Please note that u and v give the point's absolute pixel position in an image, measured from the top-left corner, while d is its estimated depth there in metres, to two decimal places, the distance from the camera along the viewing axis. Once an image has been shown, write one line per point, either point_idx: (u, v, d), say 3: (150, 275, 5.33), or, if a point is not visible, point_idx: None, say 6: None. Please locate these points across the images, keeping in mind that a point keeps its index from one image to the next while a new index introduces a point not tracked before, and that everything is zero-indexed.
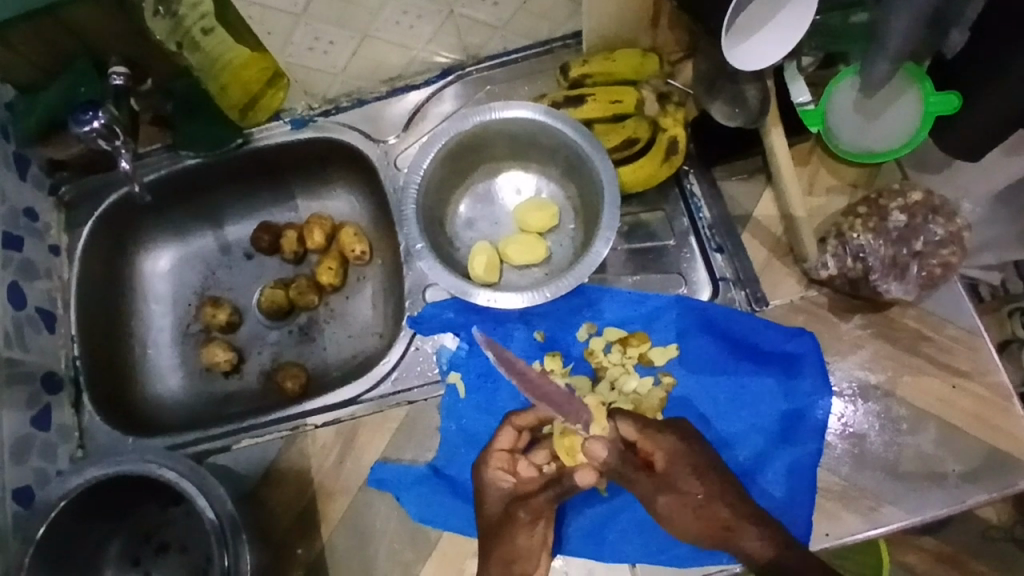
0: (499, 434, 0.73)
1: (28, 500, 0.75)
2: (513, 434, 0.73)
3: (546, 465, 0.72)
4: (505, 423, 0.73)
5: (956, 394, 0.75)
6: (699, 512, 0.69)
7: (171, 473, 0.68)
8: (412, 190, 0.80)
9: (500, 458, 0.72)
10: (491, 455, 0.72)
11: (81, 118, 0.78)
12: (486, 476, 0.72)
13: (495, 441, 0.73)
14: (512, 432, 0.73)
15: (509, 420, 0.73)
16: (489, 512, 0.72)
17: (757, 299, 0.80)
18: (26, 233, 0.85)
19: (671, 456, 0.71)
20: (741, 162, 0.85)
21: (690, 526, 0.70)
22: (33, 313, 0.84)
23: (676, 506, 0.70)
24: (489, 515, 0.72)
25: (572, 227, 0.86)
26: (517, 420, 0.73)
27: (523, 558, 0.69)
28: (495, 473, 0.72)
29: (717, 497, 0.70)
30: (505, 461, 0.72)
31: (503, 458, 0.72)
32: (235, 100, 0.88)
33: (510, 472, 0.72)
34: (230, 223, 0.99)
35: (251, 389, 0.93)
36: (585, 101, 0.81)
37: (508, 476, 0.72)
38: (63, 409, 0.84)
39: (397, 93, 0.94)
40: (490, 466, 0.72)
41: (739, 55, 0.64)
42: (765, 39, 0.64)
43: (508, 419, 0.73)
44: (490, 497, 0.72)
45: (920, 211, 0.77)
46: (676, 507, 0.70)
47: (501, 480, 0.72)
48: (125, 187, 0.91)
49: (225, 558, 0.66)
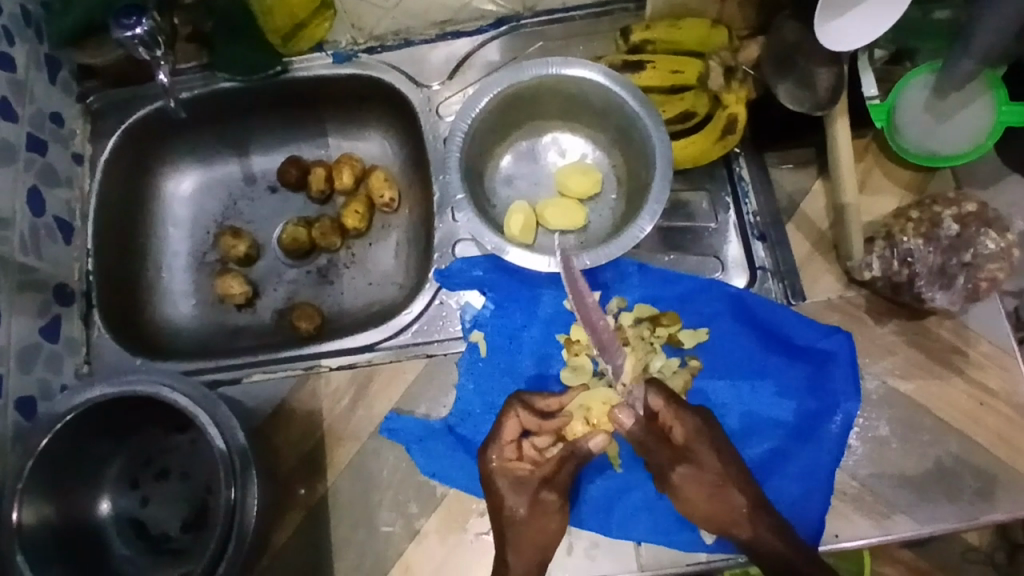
0: (505, 425, 0.71)
1: (33, 411, 0.73)
2: (518, 425, 0.71)
3: (551, 447, 0.72)
4: (507, 411, 0.71)
5: (982, 411, 0.74)
6: (713, 497, 0.68)
7: (183, 397, 0.67)
8: (458, 137, 0.78)
9: (509, 449, 0.71)
10: (501, 446, 0.70)
11: (123, 22, 0.73)
12: (494, 463, 0.70)
13: (501, 433, 0.71)
14: (518, 422, 0.72)
15: (513, 408, 0.72)
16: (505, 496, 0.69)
17: (794, 293, 0.78)
18: (51, 138, 0.82)
19: (691, 434, 0.70)
20: (793, 151, 0.83)
21: (703, 508, 0.68)
22: (51, 222, 0.81)
23: (690, 487, 0.69)
24: (513, 502, 0.69)
25: (613, 197, 0.84)
26: (522, 411, 0.72)
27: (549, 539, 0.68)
28: (508, 464, 0.70)
29: (732, 481, 0.69)
30: (514, 450, 0.71)
31: (512, 449, 0.71)
32: (279, 25, 0.85)
33: (522, 460, 0.71)
34: (257, 153, 0.96)
35: (262, 325, 0.90)
36: (643, 68, 0.79)
37: (520, 464, 0.70)
38: (73, 322, 0.82)
39: (446, 38, 0.90)
40: (500, 455, 0.71)
41: (837, 36, 0.64)
42: (852, 19, 0.63)
43: (512, 408, 0.71)
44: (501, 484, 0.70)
45: (974, 222, 0.74)
46: (691, 487, 0.69)
47: (518, 470, 0.70)
48: (159, 101, 0.88)
49: (231, 490, 0.65)
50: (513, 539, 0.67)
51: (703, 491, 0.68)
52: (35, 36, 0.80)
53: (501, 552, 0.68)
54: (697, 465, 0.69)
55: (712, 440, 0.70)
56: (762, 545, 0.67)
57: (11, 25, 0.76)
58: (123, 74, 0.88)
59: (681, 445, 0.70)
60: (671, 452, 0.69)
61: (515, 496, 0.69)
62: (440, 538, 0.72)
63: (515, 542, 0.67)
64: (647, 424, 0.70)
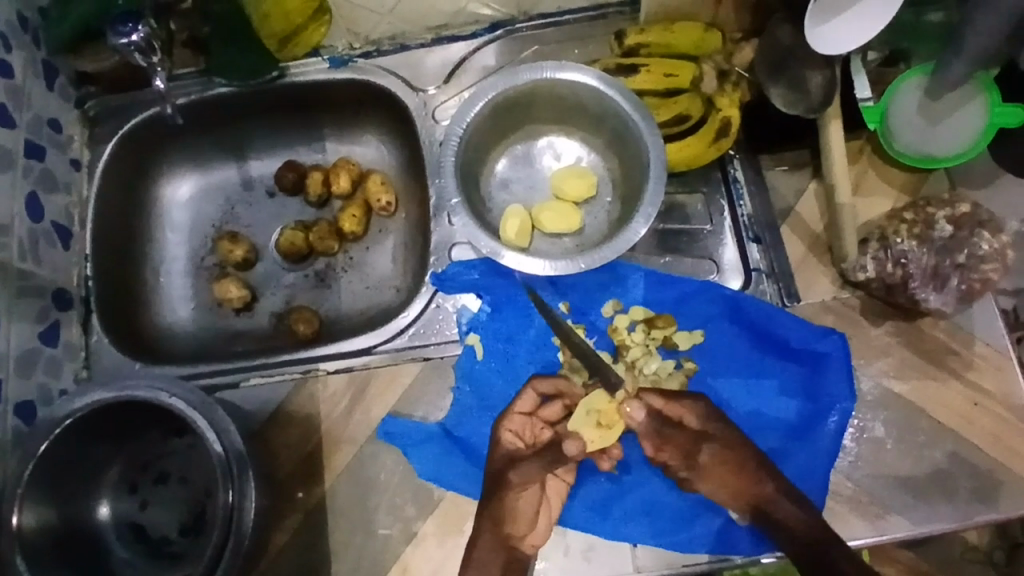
0: (521, 397, 0.76)
1: (31, 416, 0.73)
2: (534, 399, 0.76)
3: (559, 424, 0.75)
4: (527, 386, 0.77)
5: (977, 412, 0.74)
6: (736, 476, 0.72)
7: (180, 402, 0.67)
8: (453, 142, 0.78)
9: (517, 422, 0.75)
10: (510, 416, 0.75)
11: (120, 29, 0.74)
12: (500, 435, 0.75)
13: (515, 403, 0.76)
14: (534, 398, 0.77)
15: (532, 384, 0.77)
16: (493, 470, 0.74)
17: (788, 294, 0.79)
18: (49, 144, 0.83)
19: (699, 416, 0.74)
20: (789, 153, 0.83)
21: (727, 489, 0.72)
22: (49, 228, 0.82)
23: (703, 472, 0.73)
24: (512, 477, 0.73)
25: (609, 200, 0.84)
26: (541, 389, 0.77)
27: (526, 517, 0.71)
28: (513, 435, 0.75)
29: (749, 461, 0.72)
30: (521, 423, 0.75)
31: (520, 421, 0.76)
32: (275, 30, 0.85)
33: (523, 435, 0.75)
34: (255, 157, 0.96)
35: (260, 329, 0.91)
36: (639, 72, 0.80)
37: (523, 438, 0.75)
38: (72, 327, 0.82)
39: (442, 42, 0.90)
40: (505, 428, 0.75)
41: (828, 41, 0.65)
42: (867, 9, 0.63)
43: (531, 383, 0.77)
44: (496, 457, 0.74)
45: (967, 224, 0.75)
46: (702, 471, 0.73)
47: (513, 442, 0.75)
48: (157, 107, 0.89)
49: (230, 494, 0.66)
50: (506, 509, 0.71)
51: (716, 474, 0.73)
52: (33, 42, 0.81)
53: (489, 522, 0.71)
54: (712, 449, 0.73)
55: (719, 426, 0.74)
56: (788, 521, 0.69)
57: (9, 32, 0.77)
58: (120, 79, 0.88)
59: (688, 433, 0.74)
60: (685, 442, 0.73)
61: (513, 469, 0.74)
62: (437, 542, 0.72)
63: (509, 509, 0.71)
64: (655, 418, 0.74)
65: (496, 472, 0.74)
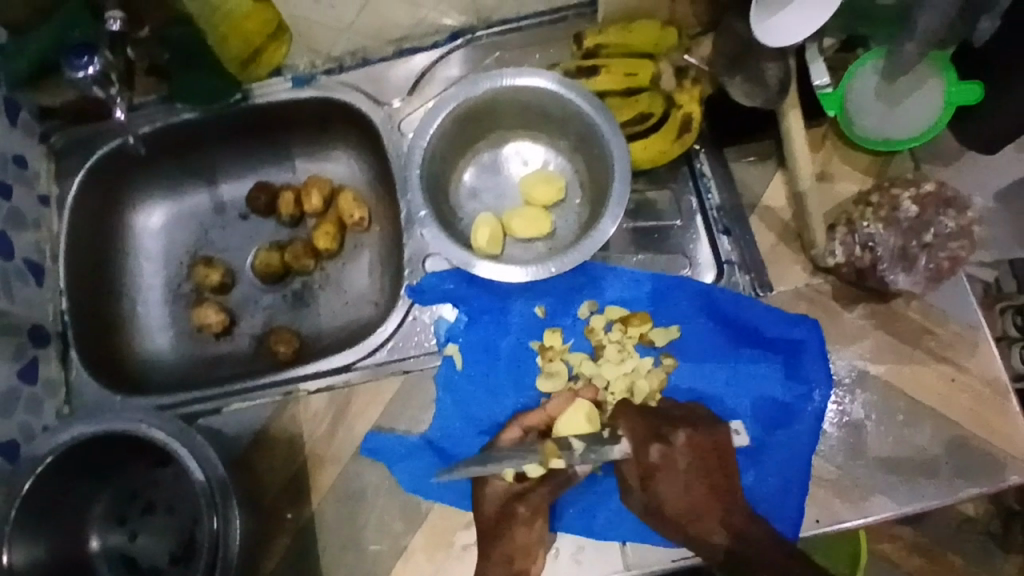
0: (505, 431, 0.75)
1: (14, 454, 0.73)
2: (520, 433, 0.75)
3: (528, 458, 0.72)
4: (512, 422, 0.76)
5: (955, 388, 0.75)
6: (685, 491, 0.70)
7: (160, 433, 0.67)
8: (417, 154, 0.79)
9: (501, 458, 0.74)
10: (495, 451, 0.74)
11: (75, 63, 0.73)
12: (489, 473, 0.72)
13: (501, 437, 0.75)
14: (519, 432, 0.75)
15: (517, 419, 0.76)
16: (486, 513, 0.71)
17: (761, 285, 0.79)
18: (16, 182, 0.82)
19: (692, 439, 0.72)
20: (753, 144, 0.84)
21: (672, 497, 0.70)
22: (21, 266, 0.81)
23: (675, 501, 0.70)
24: (516, 508, 0.71)
25: (578, 203, 0.85)
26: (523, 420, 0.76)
27: (525, 556, 0.70)
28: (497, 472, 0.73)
29: (704, 477, 0.71)
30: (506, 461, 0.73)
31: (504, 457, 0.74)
32: (235, 52, 0.85)
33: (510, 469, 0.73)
34: (225, 181, 0.96)
35: (241, 353, 0.91)
36: (598, 73, 0.80)
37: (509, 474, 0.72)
38: (50, 363, 0.82)
39: (403, 55, 0.90)
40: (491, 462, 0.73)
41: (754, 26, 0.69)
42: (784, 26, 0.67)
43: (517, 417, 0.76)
44: (490, 496, 0.72)
45: (932, 203, 0.75)
46: (675, 503, 0.70)
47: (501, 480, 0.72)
48: (119, 138, 0.88)
49: (214, 521, 0.66)
50: (513, 546, 0.70)
51: (684, 509, 0.69)
52: None
53: (500, 562, 0.69)
54: (663, 468, 0.71)
55: (710, 461, 0.72)
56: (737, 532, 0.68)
57: None
58: (82, 111, 0.87)
59: (659, 460, 0.71)
60: (640, 434, 0.73)
61: (516, 507, 0.71)
62: (427, 556, 0.72)
63: (519, 546, 0.70)
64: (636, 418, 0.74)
65: (496, 516, 0.71)
